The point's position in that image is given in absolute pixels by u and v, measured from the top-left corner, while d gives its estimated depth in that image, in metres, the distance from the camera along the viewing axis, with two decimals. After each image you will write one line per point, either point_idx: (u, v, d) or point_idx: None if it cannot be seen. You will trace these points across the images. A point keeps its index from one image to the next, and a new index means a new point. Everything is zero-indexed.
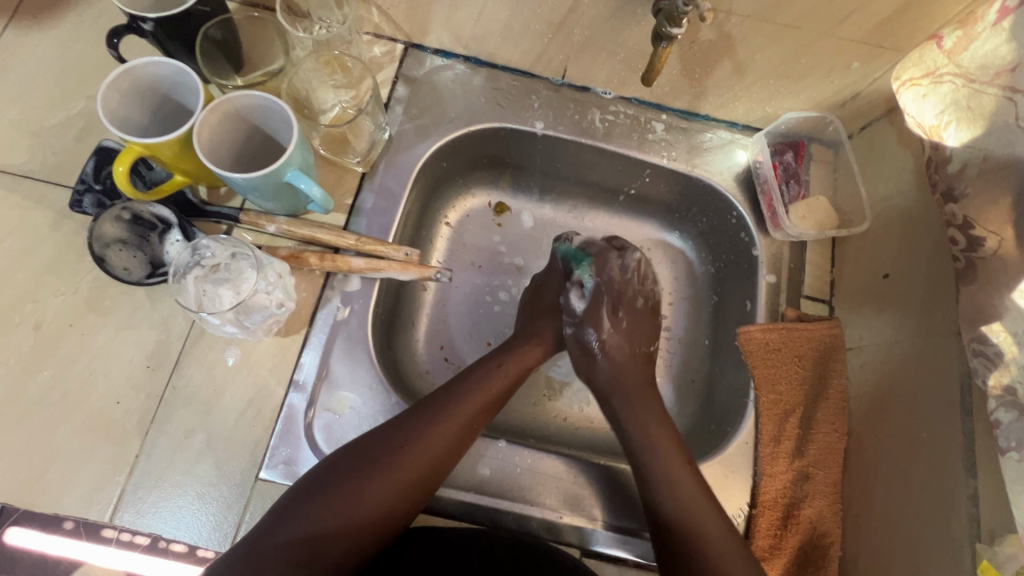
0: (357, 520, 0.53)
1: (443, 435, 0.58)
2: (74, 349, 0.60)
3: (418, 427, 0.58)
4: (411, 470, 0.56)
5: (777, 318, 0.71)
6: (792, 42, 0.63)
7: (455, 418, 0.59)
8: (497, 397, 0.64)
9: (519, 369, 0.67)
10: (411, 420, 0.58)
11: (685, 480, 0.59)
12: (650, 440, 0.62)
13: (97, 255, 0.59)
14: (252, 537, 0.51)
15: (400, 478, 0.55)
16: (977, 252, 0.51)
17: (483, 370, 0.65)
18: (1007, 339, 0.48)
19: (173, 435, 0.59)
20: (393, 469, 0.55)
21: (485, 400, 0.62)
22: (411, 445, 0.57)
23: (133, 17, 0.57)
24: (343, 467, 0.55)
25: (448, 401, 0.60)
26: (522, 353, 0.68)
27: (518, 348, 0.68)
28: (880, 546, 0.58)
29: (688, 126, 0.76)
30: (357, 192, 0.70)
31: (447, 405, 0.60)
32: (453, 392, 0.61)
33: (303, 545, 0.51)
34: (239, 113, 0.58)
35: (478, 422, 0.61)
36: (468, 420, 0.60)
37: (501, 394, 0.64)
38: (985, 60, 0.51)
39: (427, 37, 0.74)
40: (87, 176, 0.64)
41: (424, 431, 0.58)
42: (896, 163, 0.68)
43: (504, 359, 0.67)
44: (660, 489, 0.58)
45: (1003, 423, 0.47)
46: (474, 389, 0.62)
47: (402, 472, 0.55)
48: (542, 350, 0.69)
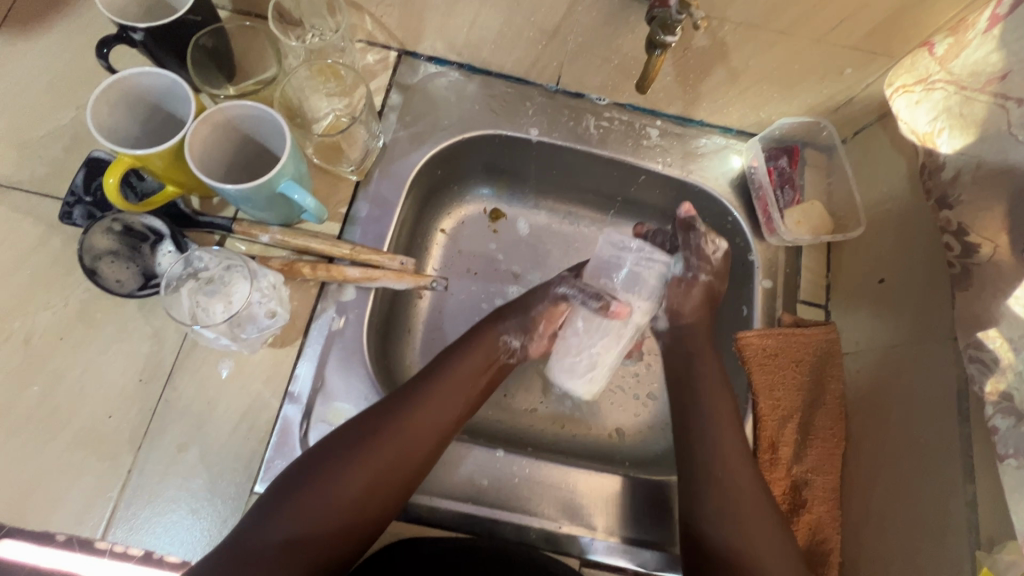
0: (335, 517, 0.53)
1: (417, 422, 0.58)
2: (64, 363, 0.60)
3: (389, 417, 0.57)
4: (385, 460, 0.55)
5: (774, 324, 0.71)
6: (786, 47, 0.63)
7: (427, 403, 0.59)
8: (474, 379, 0.64)
9: (493, 351, 0.67)
10: (386, 407, 0.58)
11: (760, 503, 0.58)
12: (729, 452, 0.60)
13: (89, 267, 0.59)
14: (234, 537, 0.51)
15: (372, 470, 0.55)
16: (972, 259, 0.51)
17: (457, 355, 0.65)
18: (1003, 345, 0.48)
19: (167, 450, 0.58)
20: (366, 462, 0.55)
21: (458, 384, 0.62)
22: (384, 434, 0.56)
23: (122, 27, 0.56)
24: (314, 463, 0.54)
25: (417, 387, 0.61)
26: (494, 332, 0.68)
27: (488, 333, 0.68)
28: (880, 550, 0.58)
29: (682, 131, 0.77)
30: (351, 201, 0.70)
31: (421, 393, 0.60)
32: (424, 382, 0.61)
33: (286, 547, 0.50)
34: (231, 124, 0.58)
35: (454, 411, 0.61)
36: (441, 405, 0.60)
37: (475, 377, 0.64)
38: (976, 68, 0.51)
39: (421, 44, 0.74)
40: (77, 187, 0.63)
41: (395, 419, 0.57)
42: (889, 167, 0.69)
43: (482, 346, 0.67)
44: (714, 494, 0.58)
45: (1000, 430, 0.47)
46: (447, 375, 0.62)
47: (373, 464, 0.55)
48: (509, 327, 0.69)
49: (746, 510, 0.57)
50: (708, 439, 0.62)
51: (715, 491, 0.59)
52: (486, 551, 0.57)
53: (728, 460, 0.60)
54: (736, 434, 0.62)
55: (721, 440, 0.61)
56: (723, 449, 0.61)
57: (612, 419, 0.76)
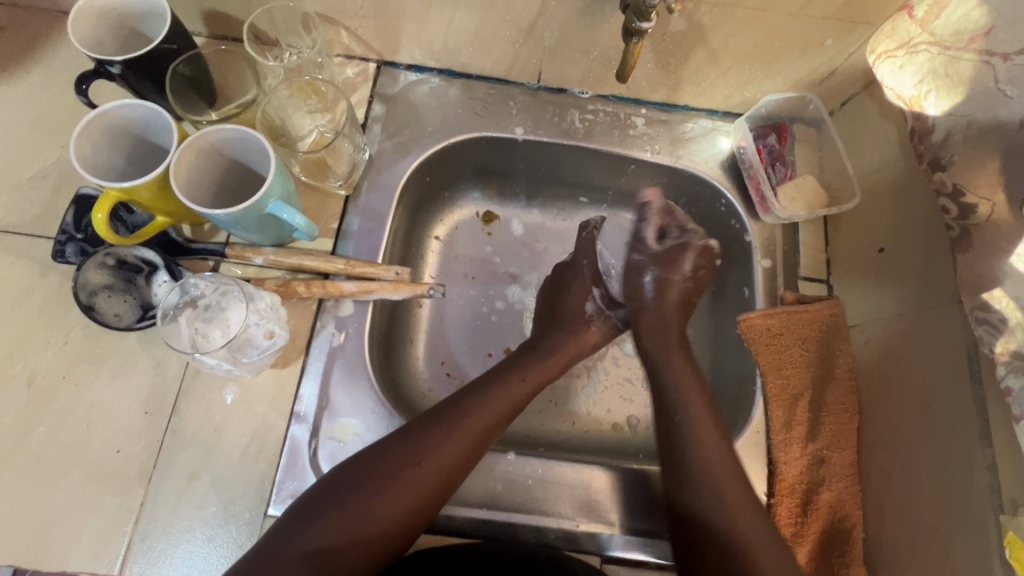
0: (369, 539, 0.51)
1: (462, 442, 0.57)
2: (68, 402, 0.59)
3: (438, 434, 0.56)
4: (430, 480, 0.54)
5: (776, 302, 0.70)
6: (762, 23, 0.62)
7: (471, 429, 0.58)
8: (520, 400, 0.63)
9: (543, 378, 0.66)
10: (434, 424, 0.57)
11: (743, 498, 0.57)
12: (698, 426, 0.61)
13: (86, 304, 0.59)
14: (262, 545, 0.50)
15: (416, 493, 0.54)
16: (970, 219, 0.49)
17: (511, 372, 0.64)
18: (1009, 304, 0.46)
19: (177, 480, 0.58)
20: (410, 484, 0.53)
21: (504, 408, 0.61)
22: (437, 454, 0.55)
23: (100, 61, 0.57)
24: (353, 482, 0.53)
25: (467, 407, 0.59)
26: (566, 346, 0.69)
27: (565, 338, 0.70)
28: (903, 523, 0.57)
29: (667, 118, 0.77)
30: (342, 215, 0.70)
31: (467, 412, 0.59)
32: (475, 397, 0.60)
33: (316, 559, 0.49)
34: (214, 149, 0.58)
35: (497, 430, 0.60)
36: (488, 430, 0.59)
37: (522, 401, 0.63)
38: (958, 26, 0.49)
39: (399, 54, 0.74)
40: (68, 225, 0.63)
41: (444, 442, 0.56)
42: (878, 136, 0.68)
43: (524, 372, 0.65)
44: (693, 488, 0.57)
45: (1013, 390, 0.45)
46: (495, 395, 0.61)
47: (418, 485, 0.54)
48: (559, 360, 0.68)
49: (727, 478, 0.58)
50: (682, 434, 0.61)
51: (694, 478, 0.58)
52: (506, 555, 0.57)
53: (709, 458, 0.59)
54: (711, 430, 0.61)
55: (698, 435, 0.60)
56: (701, 446, 0.59)
57: (622, 412, 0.76)
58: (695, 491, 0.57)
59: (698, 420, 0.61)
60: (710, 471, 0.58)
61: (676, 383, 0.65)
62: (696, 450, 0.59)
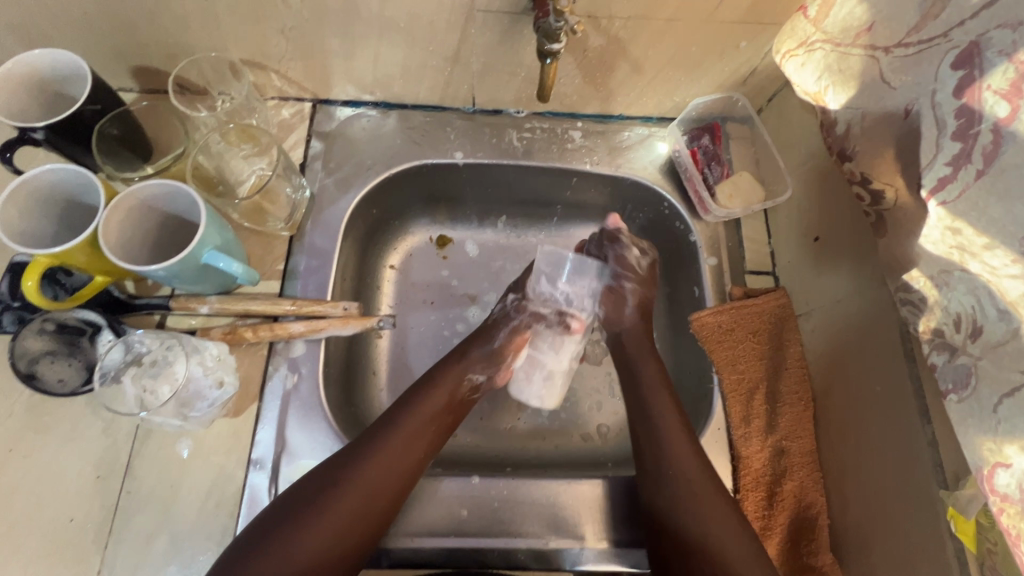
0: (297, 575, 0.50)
1: (382, 463, 0.57)
2: (16, 475, 0.58)
3: (354, 458, 0.56)
4: (352, 504, 0.54)
5: (725, 299, 0.71)
6: (677, 33, 0.64)
7: (389, 449, 0.58)
8: (437, 416, 0.63)
9: (457, 386, 0.66)
10: (355, 450, 0.57)
11: (731, 525, 0.55)
12: (676, 451, 0.60)
13: (26, 372, 0.58)
14: None
15: (339, 519, 0.53)
16: (882, 205, 0.51)
17: (419, 392, 0.64)
18: (926, 283, 0.47)
19: (135, 543, 0.57)
20: (333, 510, 0.53)
21: (418, 428, 0.61)
22: (348, 477, 0.55)
23: (22, 129, 0.56)
24: (276, 518, 0.52)
25: (386, 428, 0.59)
26: (456, 371, 0.67)
27: (450, 365, 0.67)
28: (865, 505, 0.57)
29: (604, 129, 0.79)
30: (288, 256, 0.70)
31: (386, 432, 0.59)
32: (389, 418, 0.61)
33: None
34: (145, 204, 0.58)
35: (419, 450, 0.60)
36: (403, 452, 0.59)
37: (438, 416, 0.63)
38: (845, 23, 0.51)
39: (333, 92, 0.75)
40: (2, 294, 0.62)
41: (358, 465, 0.56)
42: (803, 128, 0.71)
43: (440, 377, 0.66)
44: (688, 515, 0.56)
45: (939, 366, 0.47)
46: (410, 414, 0.62)
47: (340, 511, 0.53)
48: (472, 364, 0.68)
49: (716, 503, 0.56)
50: (665, 465, 0.59)
51: (674, 503, 0.57)
52: None
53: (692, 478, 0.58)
54: (688, 449, 0.60)
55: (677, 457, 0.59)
56: (679, 466, 0.59)
57: (589, 422, 0.76)
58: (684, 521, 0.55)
59: (676, 441, 0.60)
60: (699, 499, 0.56)
61: (664, 420, 0.62)
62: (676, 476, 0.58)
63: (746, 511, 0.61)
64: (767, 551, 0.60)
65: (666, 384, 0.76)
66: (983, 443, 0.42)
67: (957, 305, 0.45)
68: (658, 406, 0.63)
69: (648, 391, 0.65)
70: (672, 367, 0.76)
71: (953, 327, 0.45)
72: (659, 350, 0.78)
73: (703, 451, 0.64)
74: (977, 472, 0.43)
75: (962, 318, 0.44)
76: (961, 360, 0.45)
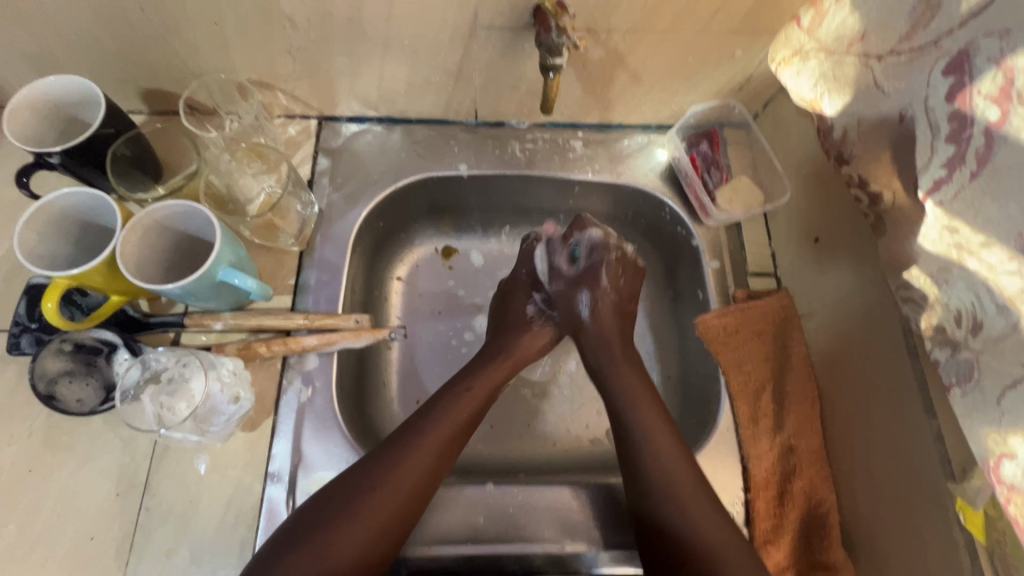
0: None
1: (414, 470, 0.57)
2: (37, 495, 0.59)
3: (386, 465, 0.56)
4: (383, 511, 0.54)
5: (729, 301, 0.73)
6: (673, 44, 0.66)
7: (423, 455, 0.58)
8: (470, 418, 0.63)
9: (484, 389, 0.65)
10: (384, 456, 0.57)
11: (699, 494, 0.57)
12: (650, 429, 0.61)
13: (46, 393, 0.59)
14: None
15: (372, 525, 0.53)
16: (880, 206, 0.53)
17: (453, 395, 0.63)
18: (926, 281, 0.49)
19: (155, 558, 0.58)
20: (365, 515, 0.53)
21: (452, 432, 0.61)
22: (380, 484, 0.55)
23: (38, 154, 0.57)
24: (308, 523, 0.53)
25: (416, 435, 0.59)
26: (483, 371, 0.67)
27: (482, 370, 0.67)
28: (875, 500, 0.58)
29: (604, 137, 0.81)
30: (298, 271, 0.71)
31: (418, 439, 0.59)
32: (421, 422, 0.60)
33: None
34: (160, 224, 0.59)
35: (449, 453, 0.60)
36: (432, 453, 0.59)
37: (470, 420, 0.63)
38: (839, 33, 0.52)
39: (338, 109, 0.76)
40: (21, 316, 0.63)
41: (390, 471, 0.56)
42: (799, 132, 0.72)
43: (471, 381, 0.66)
44: (655, 489, 0.58)
45: (942, 361, 0.48)
46: (444, 418, 0.61)
47: (373, 517, 0.54)
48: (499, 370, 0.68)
49: (688, 479, 0.58)
50: (637, 439, 0.61)
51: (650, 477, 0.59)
52: None
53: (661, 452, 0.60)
54: (662, 425, 0.62)
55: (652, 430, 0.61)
56: (654, 443, 0.60)
57: (598, 426, 0.77)
58: (654, 498, 0.58)
59: (650, 416, 0.62)
60: (668, 470, 0.58)
61: (630, 396, 0.65)
62: (650, 451, 0.60)
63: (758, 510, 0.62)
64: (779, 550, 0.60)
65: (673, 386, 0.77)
66: (988, 434, 0.43)
67: (957, 301, 0.46)
68: (620, 379, 0.66)
69: (608, 367, 0.68)
70: (679, 369, 0.77)
71: (954, 323, 0.46)
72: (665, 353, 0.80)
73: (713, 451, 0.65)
74: (984, 463, 0.44)
75: (962, 314, 0.45)
76: (963, 354, 0.46)
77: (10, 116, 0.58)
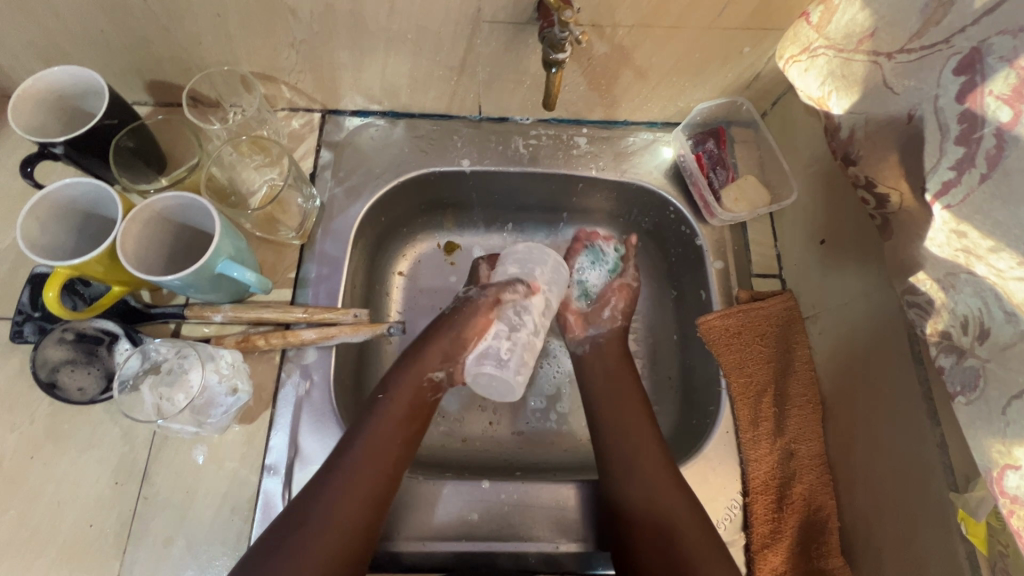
0: None
1: (364, 470, 0.56)
2: (38, 481, 0.59)
3: (338, 466, 0.56)
4: (337, 516, 0.53)
5: (732, 302, 0.71)
6: (679, 40, 0.65)
7: (362, 455, 0.57)
8: (404, 416, 0.62)
9: (419, 382, 0.64)
10: (335, 459, 0.57)
11: (662, 474, 0.60)
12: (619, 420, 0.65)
13: (47, 381, 0.59)
14: None
15: (332, 531, 0.53)
16: (887, 208, 0.52)
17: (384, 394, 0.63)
18: (933, 286, 0.47)
19: (152, 548, 0.58)
20: (322, 520, 0.53)
21: (392, 427, 0.60)
22: (330, 487, 0.55)
23: (41, 144, 0.58)
24: (277, 534, 0.52)
25: (357, 435, 0.59)
26: (420, 363, 0.65)
27: (409, 363, 0.65)
28: (875, 507, 0.58)
29: (609, 134, 0.80)
30: (299, 264, 0.71)
31: (358, 440, 0.58)
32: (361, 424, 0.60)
33: None
34: (161, 215, 0.59)
35: (395, 454, 0.59)
36: (380, 453, 0.58)
37: (409, 419, 0.62)
38: (848, 30, 0.51)
39: (341, 102, 0.76)
40: (24, 305, 0.64)
41: (341, 472, 0.56)
42: (808, 131, 0.71)
43: (397, 377, 0.64)
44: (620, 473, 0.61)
45: (947, 368, 0.47)
46: (381, 416, 0.60)
47: (328, 522, 0.53)
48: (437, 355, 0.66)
49: (654, 459, 0.61)
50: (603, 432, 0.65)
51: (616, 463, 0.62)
52: None
53: (635, 453, 0.62)
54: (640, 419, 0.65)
55: (628, 432, 0.64)
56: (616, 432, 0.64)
57: None
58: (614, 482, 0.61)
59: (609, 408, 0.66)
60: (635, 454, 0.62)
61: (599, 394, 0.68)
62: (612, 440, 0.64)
63: (755, 514, 0.61)
64: (777, 555, 0.60)
65: (673, 386, 0.77)
66: (993, 445, 0.42)
67: (964, 307, 0.45)
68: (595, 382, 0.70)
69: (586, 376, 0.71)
70: (679, 369, 0.77)
71: (960, 329, 0.45)
72: (667, 352, 0.79)
73: (711, 455, 0.64)
74: (987, 474, 0.43)
75: (969, 321, 0.44)
76: (968, 362, 0.45)
77: (14, 106, 0.59)
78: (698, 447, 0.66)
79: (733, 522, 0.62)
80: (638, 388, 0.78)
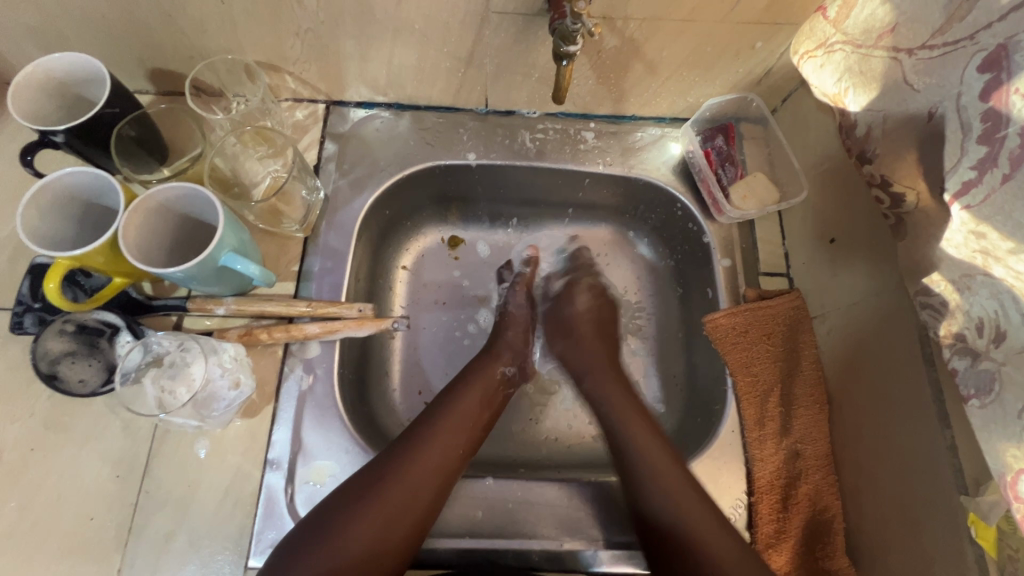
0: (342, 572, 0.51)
1: (432, 455, 0.59)
2: (38, 474, 0.59)
3: (406, 454, 0.58)
4: (393, 502, 0.55)
5: (740, 300, 0.71)
6: (692, 34, 0.64)
7: (435, 444, 0.59)
8: (477, 411, 0.65)
9: (492, 380, 0.68)
10: (399, 449, 0.59)
11: (668, 463, 0.60)
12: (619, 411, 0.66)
13: (48, 373, 0.59)
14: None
15: (385, 515, 0.54)
16: (901, 208, 0.51)
17: (458, 390, 0.66)
18: (947, 287, 0.47)
19: (154, 541, 0.58)
20: (382, 504, 0.54)
21: (462, 418, 0.63)
22: (396, 473, 0.56)
23: (42, 132, 0.57)
24: (322, 522, 0.53)
25: (427, 425, 0.61)
26: (491, 365, 0.70)
27: (484, 363, 0.70)
28: (881, 508, 0.57)
29: (617, 129, 0.79)
30: (303, 257, 0.71)
31: (428, 429, 0.61)
32: (432, 415, 0.63)
33: None
34: (163, 206, 0.58)
35: (462, 445, 0.61)
36: (450, 442, 0.60)
37: (479, 414, 0.65)
38: (867, 25, 0.50)
39: (346, 93, 0.75)
40: (25, 296, 0.63)
41: (412, 458, 0.58)
42: (819, 128, 0.70)
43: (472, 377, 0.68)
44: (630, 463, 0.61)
45: (960, 371, 0.46)
46: (453, 409, 0.63)
47: (386, 506, 0.54)
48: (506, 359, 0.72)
49: (658, 449, 0.61)
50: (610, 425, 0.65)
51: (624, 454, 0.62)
52: None
53: (645, 450, 0.61)
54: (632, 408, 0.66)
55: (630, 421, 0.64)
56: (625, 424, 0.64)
57: None
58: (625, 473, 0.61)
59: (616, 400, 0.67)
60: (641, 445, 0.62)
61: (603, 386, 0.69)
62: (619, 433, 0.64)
63: (761, 514, 0.61)
64: (782, 555, 0.59)
65: (678, 384, 0.76)
66: (1007, 449, 0.42)
67: (979, 309, 0.44)
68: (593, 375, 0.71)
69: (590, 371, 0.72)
70: (684, 368, 0.76)
71: (975, 332, 0.45)
72: (671, 350, 0.79)
73: (717, 454, 0.64)
74: (1001, 479, 0.42)
75: (984, 324, 0.44)
76: (983, 365, 0.44)
77: (14, 91, 0.57)
78: (703, 446, 0.65)
79: (738, 522, 0.61)
80: (642, 385, 0.77)
